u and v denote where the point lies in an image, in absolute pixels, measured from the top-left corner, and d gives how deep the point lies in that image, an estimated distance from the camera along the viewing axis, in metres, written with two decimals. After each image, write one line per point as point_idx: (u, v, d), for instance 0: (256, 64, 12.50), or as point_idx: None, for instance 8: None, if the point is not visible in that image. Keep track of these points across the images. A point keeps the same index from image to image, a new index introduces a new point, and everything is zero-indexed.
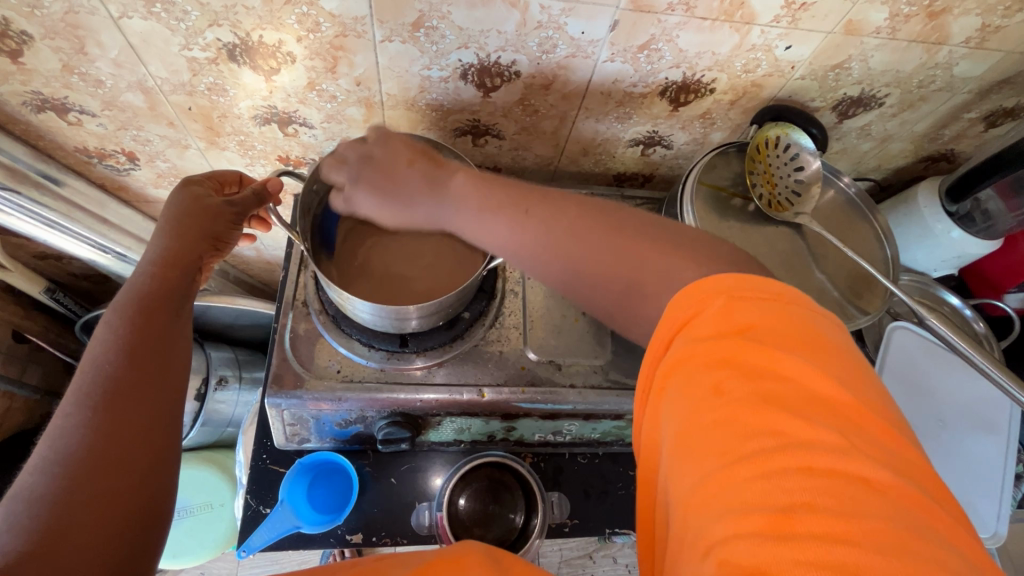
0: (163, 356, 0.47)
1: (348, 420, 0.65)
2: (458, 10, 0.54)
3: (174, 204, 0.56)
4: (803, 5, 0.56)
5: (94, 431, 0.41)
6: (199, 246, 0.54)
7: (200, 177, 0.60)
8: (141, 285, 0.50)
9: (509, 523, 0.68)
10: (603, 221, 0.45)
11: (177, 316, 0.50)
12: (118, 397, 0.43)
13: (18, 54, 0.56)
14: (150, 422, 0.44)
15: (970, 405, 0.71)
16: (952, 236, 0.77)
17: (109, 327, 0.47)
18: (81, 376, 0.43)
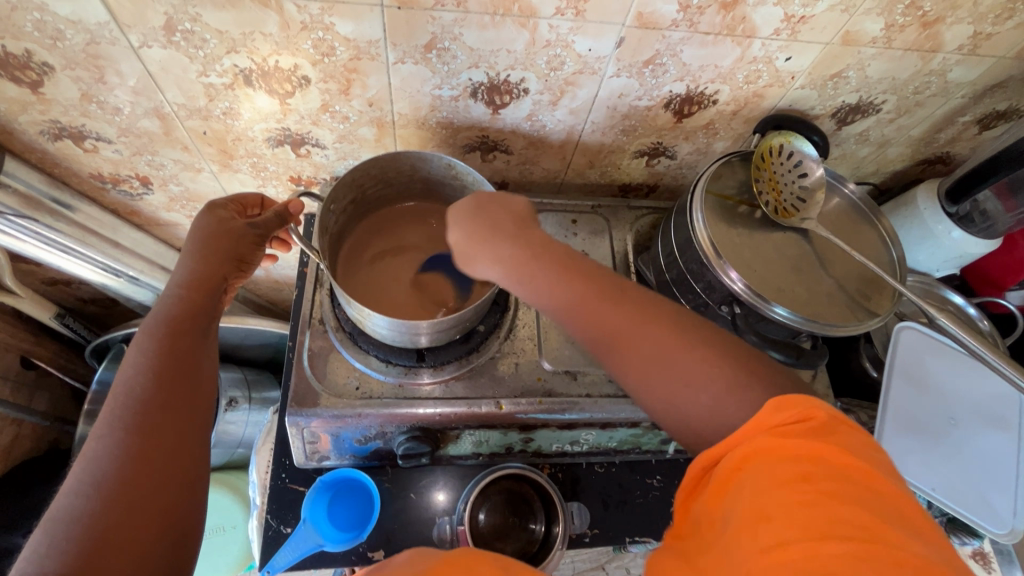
0: (190, 376, 0.48)
1: (368, 436, 0.65)
2: (469, 31, 0.56)
3: (198, 227, 0.57)
4: (803, 18, 0.58)
5: (127, 455, 0.41)
6: (224, 269, 0.55)
7: (223, 201, 0.61)
8: (169, 307, 0.51)
9: (530, 533, 0.68)
10: (636, 300, 0.46)
11: (204, 339, 0.51)
12: (150, 420, 0.43)
13: (39, 85, 0.57)
14: (180, 446, 0.44)
15: (982, 403, 0.72)
16: (953, 236, 0.79)
17: (139, 351, 0.47)
18: (113, 399, 0.44)
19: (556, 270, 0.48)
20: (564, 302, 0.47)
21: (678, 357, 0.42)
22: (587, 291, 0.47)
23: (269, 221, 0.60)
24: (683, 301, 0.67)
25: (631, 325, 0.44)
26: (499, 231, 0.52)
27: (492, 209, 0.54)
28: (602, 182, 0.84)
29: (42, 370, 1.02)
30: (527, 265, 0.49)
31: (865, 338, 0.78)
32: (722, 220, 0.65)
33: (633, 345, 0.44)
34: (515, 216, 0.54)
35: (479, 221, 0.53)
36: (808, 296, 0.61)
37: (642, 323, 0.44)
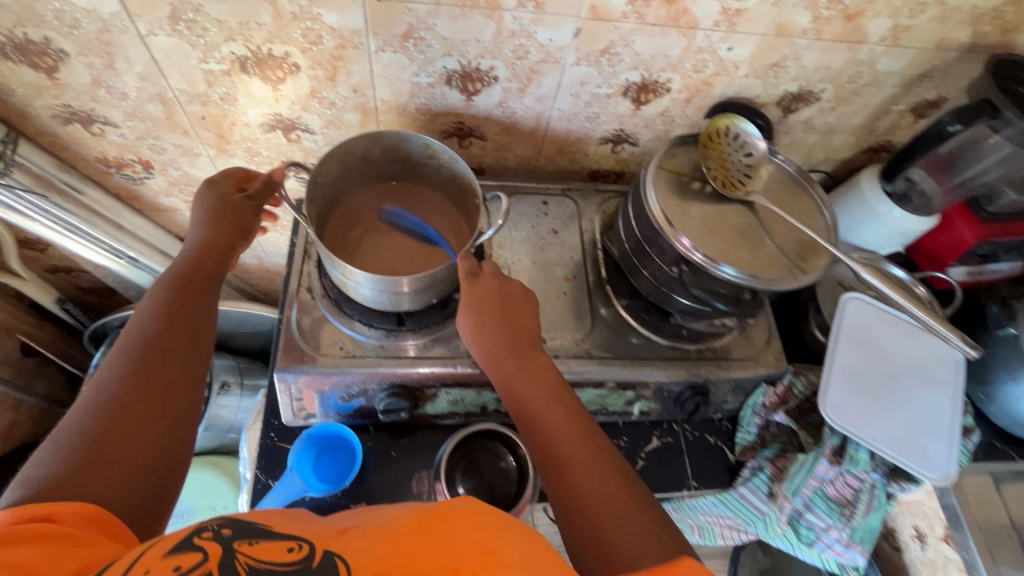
0: (195, 324, 0.54)
1: (352, 393, 0.70)
2: (442, 22, 0.63)
3: (201, 200, 0.63)
4: (738, 11, 0.66)
5: (132, 378, 0.47)
6: (230, 238, 0.62)
7: (219, 178, 0.67)
8: (181, 265, 0.57)
9: (506, 469, 0.73)
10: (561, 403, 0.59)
11: (208, 292, 0.57)
12: (155, 351, 0.49)
13: (55, 70, 0.63)
14: (178, 377, 0.50)
15: (920, 364, 0.78)
16: (894, 216, 0.86)
17: (150, 299, 0.54)
18: (124, 334, 0.50)
19: (504, 349, 0.63)
20: (493, 365, 0.64)
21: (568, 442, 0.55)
22: (516, 360, 0.62)
23: (265, 191, 0.66)
24: (643, 269, 0.73)
25: (541, 394, 0.60)
26: (495, 310, 0.65)
27: (512, 308, 0.66)
28: (572, 169, 0.91)
29: (42, 355, 1.07)
30: (484, 329, 0.65)
31: (814, 309, 0.85)
32: (674, 193, 0.72)
33: (535, 406, 0.59)
34: (510, 304, 0.66)
35: (481, 297, 0.65)
36: (751, 258, 0.67)
37: (551, 400, 0.59)
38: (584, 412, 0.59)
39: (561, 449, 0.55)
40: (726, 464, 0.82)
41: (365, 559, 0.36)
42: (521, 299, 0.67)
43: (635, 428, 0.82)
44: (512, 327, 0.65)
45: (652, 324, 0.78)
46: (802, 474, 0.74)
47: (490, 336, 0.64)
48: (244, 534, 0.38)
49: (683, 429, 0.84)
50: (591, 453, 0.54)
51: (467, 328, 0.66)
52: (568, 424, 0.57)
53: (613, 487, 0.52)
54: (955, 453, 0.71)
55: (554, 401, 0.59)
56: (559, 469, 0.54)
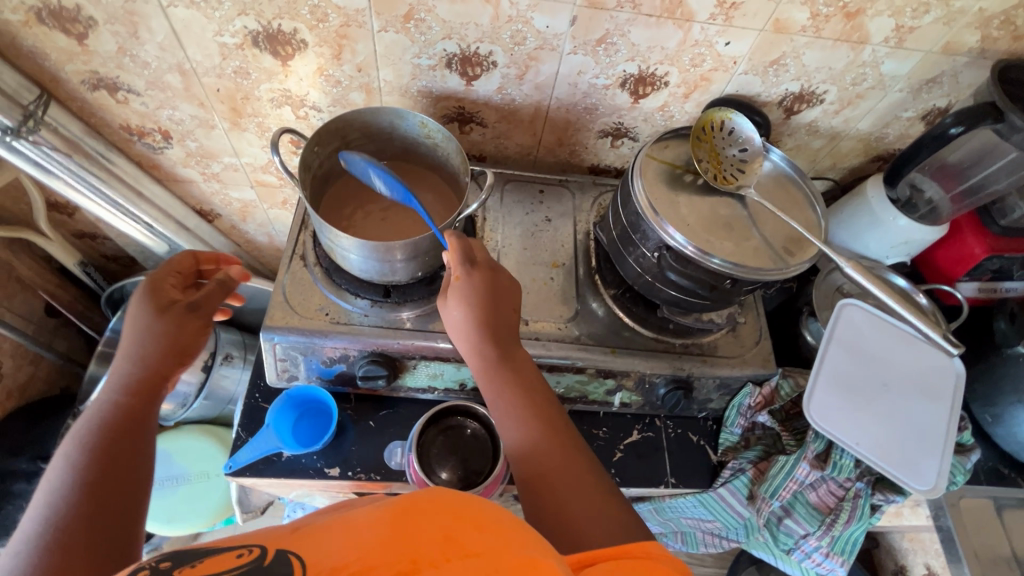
0: (122, 473, 0.54)
1: (333, 358, 0.71)
2: (441, 5, 0.66)
3: (137, 312, 0.63)
4: (734, 4, 0.66)
5: (53, 531, 0.48)
6: (163, 364, 0.62)
7: (161, 276, 0.67)
8: (103, 414, 0.57)
9: (475, 435, 0.74)
10: (534, 406, 0.60)
11: (138, 432, 0.58)
12: (84, 498, 0.50)
13: (84, 37, 0.68)
14: (111, 503, 0.51)
15: (917, 375, 0.74)
16: (899, 223, 0.83)
17: (67, 453, 0.54)
18: (41, 493, 0.51)
19: (486, 345, 0.62)
20: (484, 367, 0.62)
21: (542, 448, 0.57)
22: (501, 368, 0.62)
23: (204, 299, 0.65)
24: (629, 256, 0.73)
25: (522, 403, 0.60)
26: (497, 307, 0.63)
27: (496, 296, 0.63)
28: (572, 162, 0.92)
29: (63, 315, 1.13)
30: (468, 326, 0.61)
31: (811, 313, 0.83)
32: (663, 183, 0.72)
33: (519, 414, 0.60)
34: (502, 303, 0.63)
35: (476, 295, 0.61)
36: (735, 250, 0.67)
37: (524, 403, 0.60)
38: (562, 419, 0.61)
39: (540, 461, 0.57)
40: (706, 464, 0.80)
41: (324, 554, 0.35)
42: (508, 296, 0.64)
43: (615, 420, 0.82)
44: (498, 331, 0.62)
45: (638, 315, 0.78)
46: (781, 477, 0.72)
47: (473, 328, 0.61)
48: (183, 561, 0.35)
49: (665, 425, 0.83)
50: (562, 457, 0.57)
51: (459, 319, 0.62)
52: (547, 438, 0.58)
53: (591, 492, 0.54)
54: (945, 468, 0.67)
55: (536, 415, 0.60)
56: (538, 481, 0.56)
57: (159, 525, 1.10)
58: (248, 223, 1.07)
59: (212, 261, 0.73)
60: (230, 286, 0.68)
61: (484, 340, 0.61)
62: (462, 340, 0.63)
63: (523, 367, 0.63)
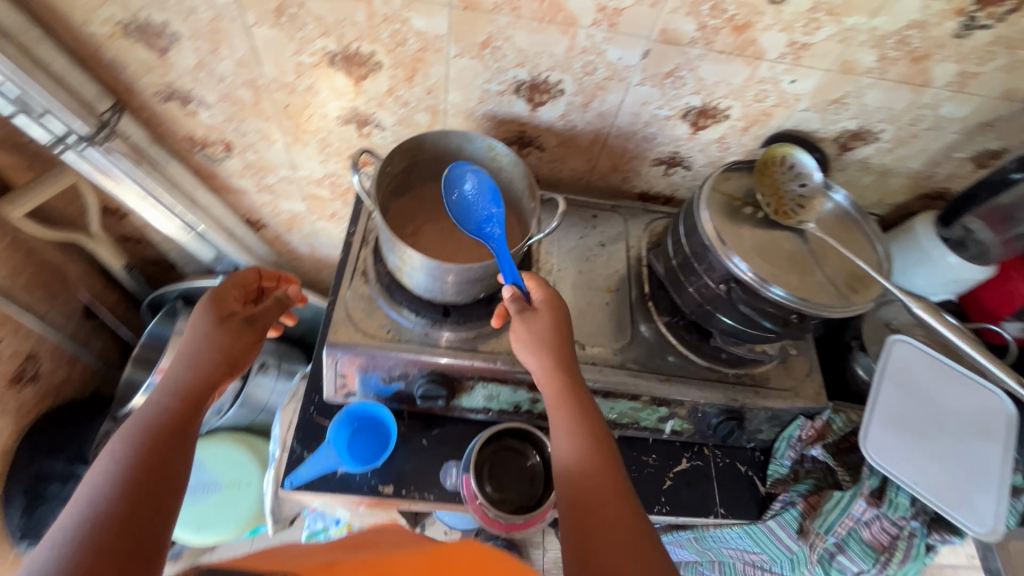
0: (163, 479, 0.53)
1: (392, 376, 0.72)
2: (519, 34, 0.67)
3: (200, 317, 0.65)
4: (805, 45, 0.68)
5: (90, 537, 0.46)
6: (216, 372, 0.62)
7: (227, 286, 0.69)
8: (153, 415, 0.57)
9: (534, 467, 0.74)
10: (597, 436, 0.59)
11: (185, 439, 0.57)
12: (121, 501, 0.49)
13: (166, 51, 0.70)
14: (149, 512, 0.50)
15: (970, 415, 0.75)
16: (948, 260, 0.84)
17: (111, 451, 0.53)
18: (86, 488, 0.50)
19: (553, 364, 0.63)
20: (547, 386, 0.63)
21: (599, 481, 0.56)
22: (564, 390, 0.62)
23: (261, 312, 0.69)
24: (688, 285, 0.73)
25: (580, 429, 0.60)
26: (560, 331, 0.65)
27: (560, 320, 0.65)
28: (623, 188, 0.93)
29: (102, 317, 1.13)
30: (536, 344, 0.64)
31: (860, 347, 0.83)
32: (725, 216, 0.73)
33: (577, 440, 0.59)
34: (567, 329, 0.65)
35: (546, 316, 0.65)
36: (800, 284, 0.68)
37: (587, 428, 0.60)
38: (617, 456, 0.59)
39: (587, 492, 0.56)
40: (756, 496, 0.80)
41: None
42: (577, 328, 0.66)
43: (664, 447, 0.82)
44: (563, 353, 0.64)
45: (692, 344, 0.78)
46: (836, 513, 0.71)
47: (541, 347, 0.64)
48: None
49: (713, 454, 0.83)
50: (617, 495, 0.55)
51: (525, 334, 0.65)
52: (601, 470, 0.57)
53: (635, 542, 0.52)
54: (1003, 510, 0.67)
55: (593, 446, 0.58)
56: (582, 513, 0.54)
57: (187, 532, 1.10)
58: (294, 234, 1.08)
59: (272, 278, 0.75)
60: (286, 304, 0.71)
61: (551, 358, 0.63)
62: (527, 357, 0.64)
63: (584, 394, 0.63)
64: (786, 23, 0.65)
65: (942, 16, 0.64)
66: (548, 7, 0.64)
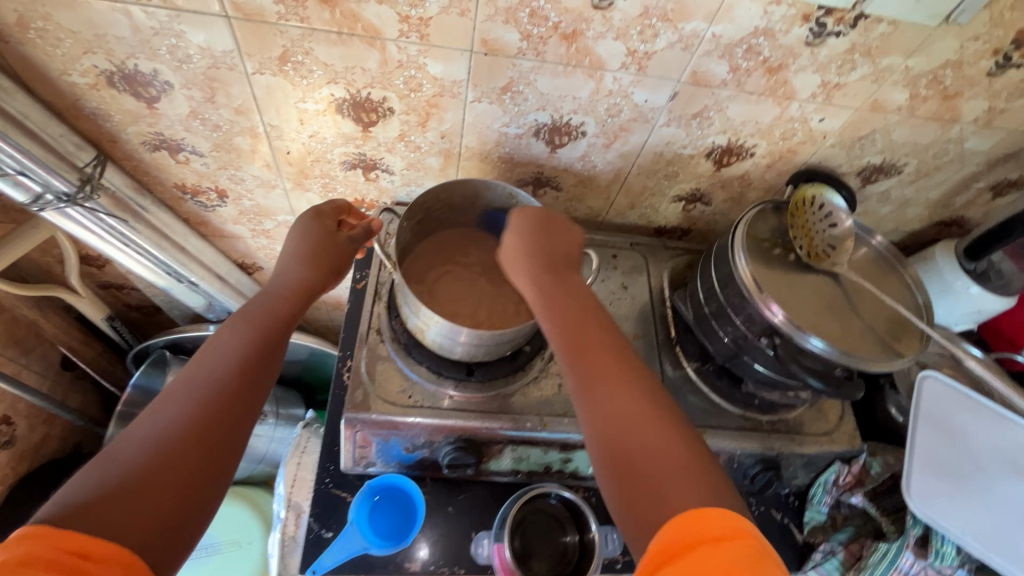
0: (258, 378, 0.51)
1: (417, 444, 0.67)
2: (542, 78, 0.63)
3: (304, 230, 0.63)
4: (837, 85, 0.65)
5: (196, 411, 0.46)
6: (321, 277, 0.61)
7: (329, 208, 0.67)
8: (259, 308, 0.56)
9: (566, 548, 0.68)
10: (609, 342, 0.52)
11: (281, 338, 0.55)
12: (206, 402, 0.47)
13: (156, 100, 0.64)
14: (246, 403, 0.49)
15: (1007, 452, 0.73)
16: (971, 292, 0.83)
17: (226, 334, 0.53)
18: (155, 412, 0.46)
19: (545, 274, 0.59)
20: (547, 309, 0.56)
21: (617, 390, 0.49)
22: (564, 308, 0.56)
23: (339, 258, 0.63)
24: (722, 333, 0.70)
25: (590, 347, 0.52)
26: (549, 244, 0.62)
27: (549, 231, 0.63)
28: (639, 224, 0.90)
29: (82, 370, 1.05)
30: (524, 263, 0.61)
31: (890, 385, 0.82)
32: (757, 260, 0.70)
33: (587, 356, 0.51)
34: (558, 245, 0.62)
35: (531, 232, 0.62)
36: (842, 333, 0.65)
37: (595, 334, 0.53)
38: (640, 364, 0.51)
39: (609, 398, 0.48)
40: (794, 544, 0.77)
41: None
42: (573, 248, 0.63)
43: None
44: (558, 271, 0.59)
45: (724, 391, 0.75)
46: (883, 565, 0.68)
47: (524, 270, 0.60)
48: None
49: (747, 502, 0.80)
50: (634, 398, 0.48)
51: (515, 255, 0.62)
52: (622, 383, 0.49)
53: (675, 458, 0.44)
54: None
55: (611, 354, 0.51)
56: (609, 421, 0.47)
57: None
58: None
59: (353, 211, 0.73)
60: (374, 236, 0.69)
61: (542, 271, 0.59)
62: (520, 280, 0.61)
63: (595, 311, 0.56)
64: (821, 64, 0.63)
65: (977, 56, 0.62)
66: (575, 52, 0.60)
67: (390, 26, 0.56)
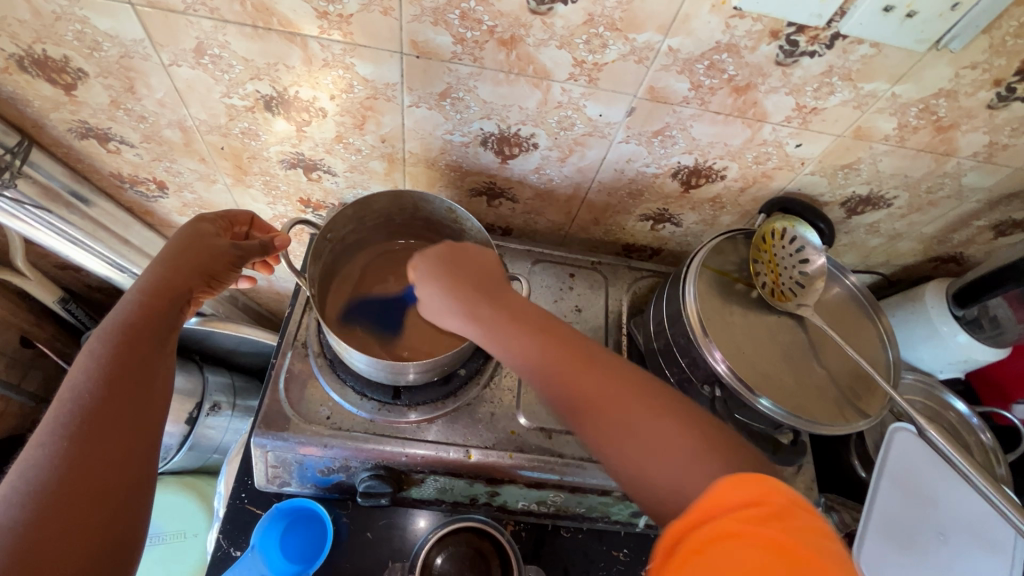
0: (144, 385, 0.44)
1: (332, 468, 0.64)
2: (483, 85, 0.58)
3: (177, 236, 0.54)
4: (814, 109, 0.58)
5: (68, 443, 0.39)
6: (192, 282, 0.52)
7: (211, 215, 0.58)
8: (126, 314, 0.47)
9: None
10: (578, 356, 0.46)
11: (164, 338, 0.48)
12: (90, 422, 0.40)
13: (73, 88, 0.60)
14: (134, 416, 0.43)
15: (971, 522, 0.68)
16: (959, 339, 0.76)
17: (88, 352, 0.44)
18: (16, 468, 0.38)
19: (473, 304, 0.53)
20: (549, 379, 0.45)
21: (619, 410, 0.42)
22: (555, 351, 0.46)
23: (213, 259, 0.54)
24: (667, 373, 0.64)
25: (620, 410, 0.42)
26: (462, 278, 0.55)
27: (461, 264, 0.56)
28: (605, 240, 0.84)
29: (38, 350, 1.04)
30: (464, 311, 0.53)
31: (858, 434, 0.75)
32: (715, 296, 0.64)
33: (601, 401, 0.43)
34: (472, 276, 0.55)
35: (442, 265, 0.56)
36: (796, 387, 0.60)
37: (561, 354, 0.46)
38: (611, 365, 0.45)
39: (601, 408, 0.43)
40: None
41: None
42: (496, 272, 0.56)
43: (638, 540, 0.73)
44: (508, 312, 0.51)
45: None
46: None
47: (447, 302, 0.54)
48: None
49: None
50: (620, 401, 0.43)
51: (437, 303, 0.56)
52: (624, 403, 0.43)
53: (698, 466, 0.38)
54: None
55: (585, 365, 0.45)
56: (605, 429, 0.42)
57: None
58: None
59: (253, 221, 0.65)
60: (268, 249, 0.59)
61: (468, 304, 0.53)
62: (450, 321, 0.55)
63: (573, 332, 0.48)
64: (794, 86, 0.56)
65: (976, 86, 0.55)
66: (516, 59, 0.54)
67: (308, 21, 0.51)
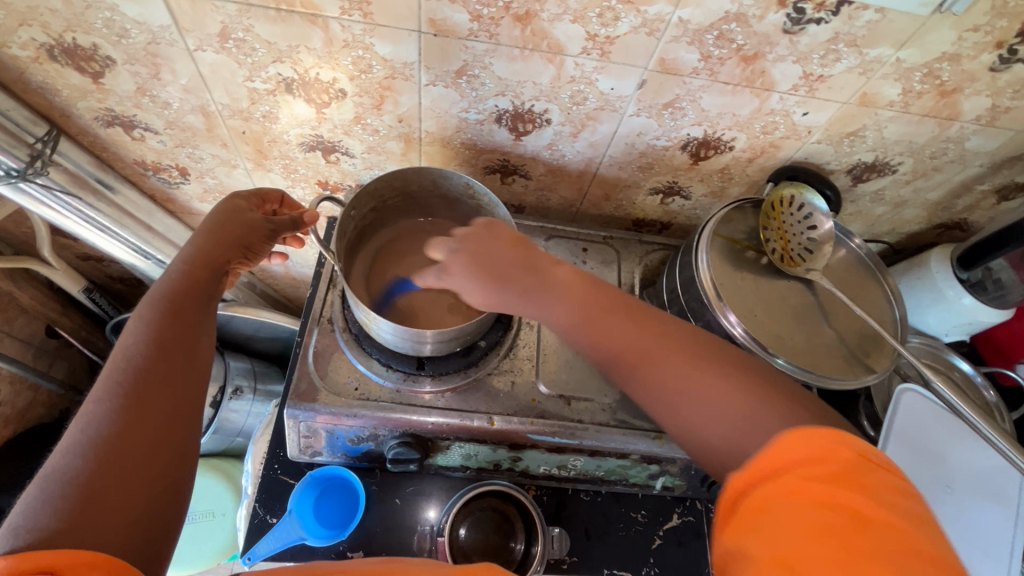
0: (188, 349, 0.47)
1: (362, 437, 0.67)
2: (499, 62, 0.59)
3: (215, 211, 0.57)
4: (821, 77, 0.60)
5: (123, 398, 0.42)
6: (229, 252, 0.55)
7: (245, 192, 0.61)
8: (170, 283, 0.50)
9: (511, 556, 0.67)
10: (617, 310, 0.48)
11: (204, 308, 0.51)
12: (142, 380, 0.43)
13: (100, 76, 0.62)
14: (181, 376, 0.45)
15: (979, 475, 0.69)
16: (964, 302, 0.78)
17: (139, 318, 0.47)
18: (78, 422, 0.40)
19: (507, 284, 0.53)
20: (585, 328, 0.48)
21: (658, 360, 0.44)
22: (587, 305, 0.49)
23: (249, 233, 0.57)
24: None
25: (649, 356, 0.44)
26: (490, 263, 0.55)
27: (485, 246, 0.56)
28: (615, 215, 0.86)
29: (65, 339, 1.07)
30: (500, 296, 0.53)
31: (867, 396, 0.78)
32: (726, 262, 0.66)
33: (627, 348, 0.45)
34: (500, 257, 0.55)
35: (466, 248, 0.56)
36: (808, 346, 0.63)
37: (597, 304, 0.49)
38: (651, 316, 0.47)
39: (638, 352, 0.45)
40: None
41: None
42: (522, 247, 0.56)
43: (655, 502, 0.76)
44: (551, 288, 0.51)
45: None
46: None
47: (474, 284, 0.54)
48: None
49: (706, 507, 0.77)
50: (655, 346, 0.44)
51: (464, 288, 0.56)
52: (661, 352, 0.44)
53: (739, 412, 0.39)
54: None
55: (624, 316, 0.47)
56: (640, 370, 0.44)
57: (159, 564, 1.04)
58: None
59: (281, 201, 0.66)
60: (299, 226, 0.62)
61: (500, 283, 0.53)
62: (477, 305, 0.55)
63: (607, 292, 0.50)
64: (801, 54, 0.57)
65: (978, 49, 0.57)
66: (530, 35, 0.56)
67: (329, 3, 0.53)
